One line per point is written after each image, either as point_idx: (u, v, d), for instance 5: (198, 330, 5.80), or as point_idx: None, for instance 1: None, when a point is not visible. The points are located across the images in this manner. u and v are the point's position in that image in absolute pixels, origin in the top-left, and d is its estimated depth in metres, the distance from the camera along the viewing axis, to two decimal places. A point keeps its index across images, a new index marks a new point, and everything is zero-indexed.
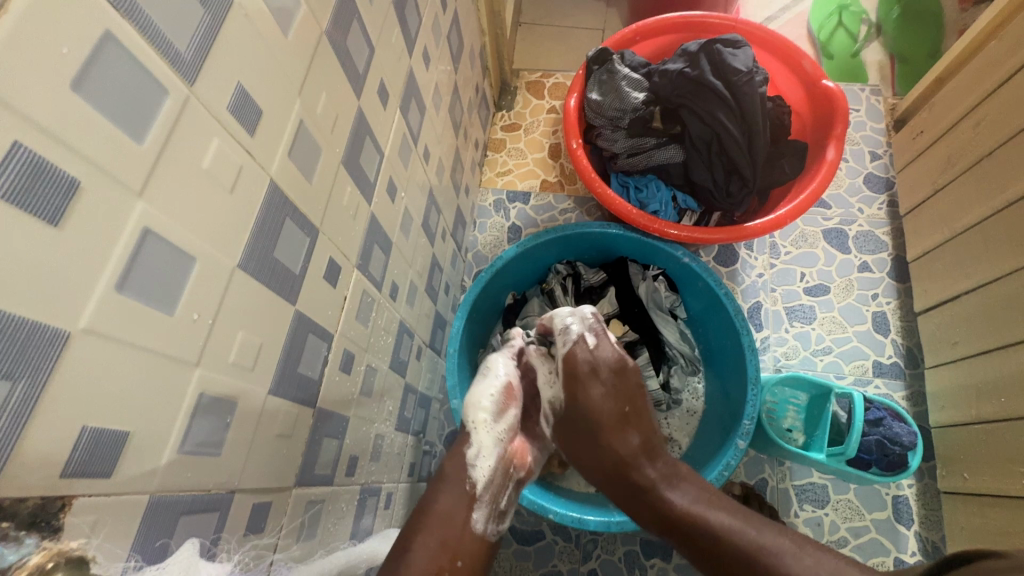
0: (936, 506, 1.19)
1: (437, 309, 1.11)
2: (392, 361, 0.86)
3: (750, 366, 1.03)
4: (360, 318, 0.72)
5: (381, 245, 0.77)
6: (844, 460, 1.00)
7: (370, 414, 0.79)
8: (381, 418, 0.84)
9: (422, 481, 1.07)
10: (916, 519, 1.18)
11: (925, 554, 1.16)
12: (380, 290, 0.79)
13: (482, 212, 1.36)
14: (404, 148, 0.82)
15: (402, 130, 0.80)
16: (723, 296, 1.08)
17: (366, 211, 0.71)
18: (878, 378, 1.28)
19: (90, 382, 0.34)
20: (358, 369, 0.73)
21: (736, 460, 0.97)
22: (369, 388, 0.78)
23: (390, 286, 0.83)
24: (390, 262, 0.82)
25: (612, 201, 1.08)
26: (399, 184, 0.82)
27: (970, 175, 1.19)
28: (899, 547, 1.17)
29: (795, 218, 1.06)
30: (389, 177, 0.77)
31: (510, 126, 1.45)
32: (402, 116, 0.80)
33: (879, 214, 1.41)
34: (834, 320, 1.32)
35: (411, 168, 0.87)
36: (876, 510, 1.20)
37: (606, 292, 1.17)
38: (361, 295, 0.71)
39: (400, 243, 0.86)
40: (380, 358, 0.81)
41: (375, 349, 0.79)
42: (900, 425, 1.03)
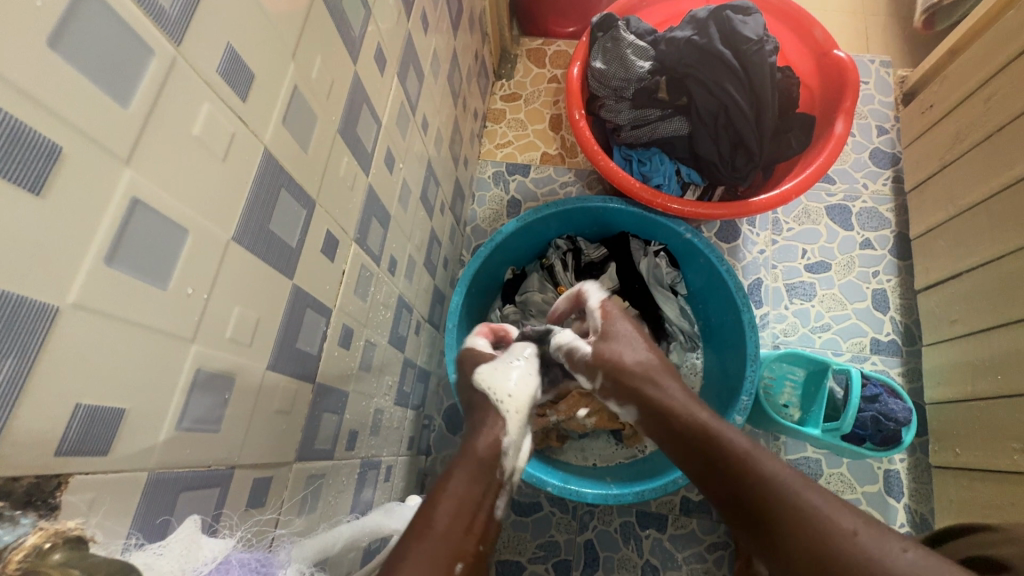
0: (927, 480, 1.31)
1: (436, 284, 1.11)
2: (390, 335, 0.95)
3: (749, 342, 1.02)
4: (360, 292, 0.85)
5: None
6: (838, 436, 0.98)
7: (366, 389, 0.89)
8: (380, 392, 0.91)
9: (422, 454, 1.10)
10: (906, 492, 1.30)
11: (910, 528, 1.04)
12: (378, 264, 0.90)
13: (480, 185, 1.33)
14: (354, 108, 0.77)
15: (399, 99, 0.87)
16: (724, 272, 1.06)
17: (364, 182, 0.83)
18: (875, 354, 1.38)
19: (81, 345, 0.44)
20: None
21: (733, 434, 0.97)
22: (367, 364, 0.89)
23: (389, 260, 0.93)
24: (389, 237, 0.92)
25: (616, 174, 1.04)
26: (397, 155, 0.91)
27: (985, 147, 1.24)
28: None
29: (801, 193, 1.03)
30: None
31: (510, 96, 1.41)
32: (400, 85, 0.87)
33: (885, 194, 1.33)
34: (833, 297, 1.41)
35: (410, 139, 0.94)
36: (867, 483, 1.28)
37: (607, 268, 1.15)
38: (360, 269, 0.85)
39: (399, 216, 0.95)
40: (378, 332, 0.91)
41: (374, 324, 0.91)
42: (895, 401, 0.97)
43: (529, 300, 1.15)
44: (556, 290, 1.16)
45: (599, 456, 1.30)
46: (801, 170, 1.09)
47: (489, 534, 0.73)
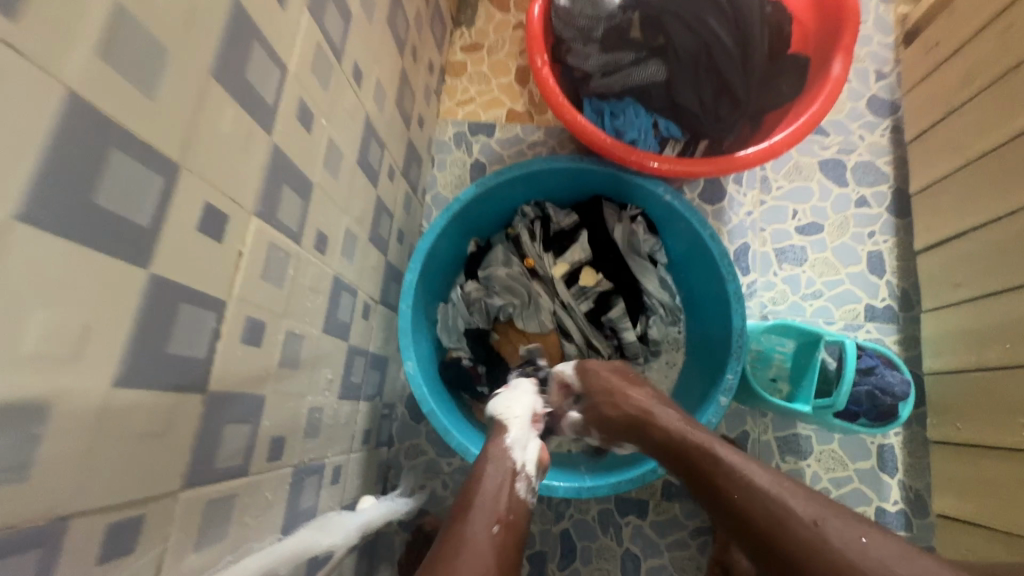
0: (922, 453, 0.97)
1: (389, 261, 0.96)
2: (327, 324, 0.71)
3: (736, 317, 0.87)
4: (271, 277, 0.56)
5: (297, 186, 0.60)
6: (831, 413, 0.88)
7: (299, 387, 0.65)
8: (315, 389, 0.69)
9: (381, 446, 0.99)
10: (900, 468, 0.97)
11: (909, 505, 0.95)
12: (299, 242, 0.61)
13: (440, 147, 1.18)
14: (323, 59, 0.64)
15: (314, 38, 0.61)
16: (708, 237, 0.89)
17: (265, 142, 0.53)
18: (869, 323, 1.04)
19: None
20: (277, 339, 0.58)
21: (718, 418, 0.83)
22: (293, 359, 0.63)
23: (316, 236, 0.66)
24: (312, 207, 0.64)
25: (583, 130, 0.85)
26: (316, 108, 0.63)
27: (934, 79, 1.04)
28: (880, 496, 0.96)
29: (792, 145, 0.84)
30: (302, 99, 0.60)
31: (470, 46, 1.23)
32: (313, 20, 0.60)
33: (882, 140, 1.11)
34: (826, 262, 1.07)
35: (336, 90, 0.68)
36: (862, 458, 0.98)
37: (579, 236, 0.98)
38: (267, 247, 0.55)
39: (325, 183, 0.67)
40: (310, 324, 0.66)
41: (299, 313, 0.63)
42: (894, 373, 0.88)
43: (492, 275, 0.99)
44: (522, 264, 0.98)
45: (573, 440, 1.16)
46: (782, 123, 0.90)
47: (519, 509, 0.64)
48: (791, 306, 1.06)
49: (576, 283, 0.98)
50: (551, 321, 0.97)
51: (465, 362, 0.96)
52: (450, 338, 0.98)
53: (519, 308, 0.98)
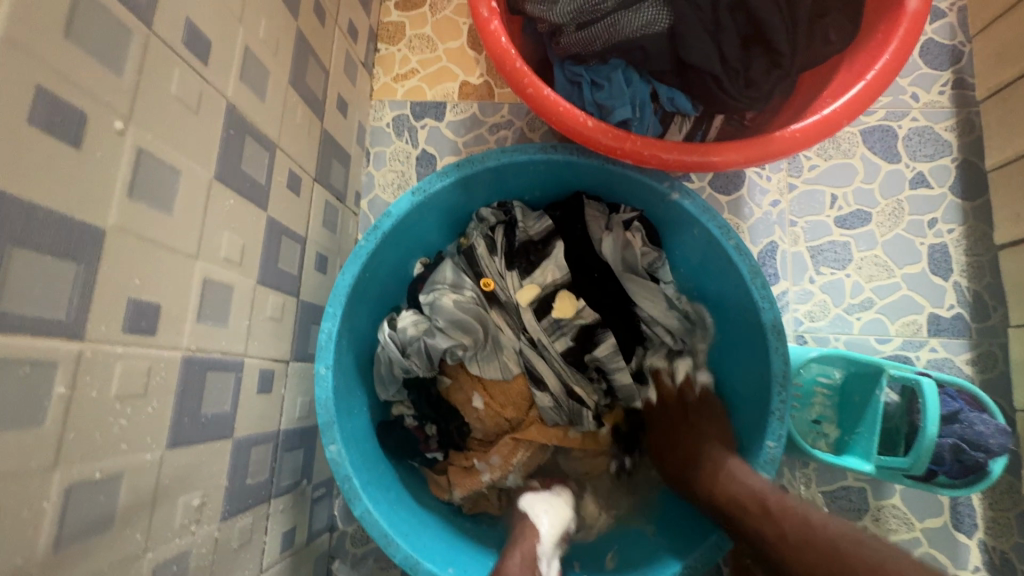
0: (1008, 506, 0.76)
1: (305, 300, 0.70)
2: (178, 433, 0.47)
3: (775, 359, 0.63)
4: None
5: (52, 242, 0.34)
6: (901, 473, 0.68)
7: (122, 553, 0.41)
8: (163, 536, 0.45)
9: (317, 537, 0.76)
10: (981, 525, 0.76)
11: (993, 572, 0.75)
12: (77, 339, 0.36)
13: (376, 137, 0.91)
14: (93, 15, 0.37)
15: None
16: (733, 251, 0.65)
17: None
18: (935, 338, 0.81)
19: None
20: (39, 509, 0.34)
21: None
22: (95, 521, 0.39)
23: (130, 313, 0.41)
24: (108, 271, 0.39)
25: (554, 111, 0.59)
26: (86, 105, 0.37)
27: (1019, 15, 0.78)
28: (956, 563, 0.76)
29: (853, 119, 0.58)
30: (39, 87, 0.34)
31: (408, 1, 0.94)
32: None
33: (942, 100, 0.86)
34: (877, 261, 0.83)
35: (143, 75, 0.42)
36: (928, 516, 0.77)
37: (551, 249, 0.71)
38: None
39: (140, 226, 0.42)
40: (134, 452, 0.42)
41: (90, 448, 0.38)
42: (986, 419, 0.65)
43: (435, 305, 0.70)
44: (477, 285, 0.72)
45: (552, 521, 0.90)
46: (832, 87, 0.64)
47: None
48: (834, 321, 0.83)
49: (549, 315, 0.70)
50: (517, 362, 0.71)
51: (409, 422, 0.73)
52: (387, 391, 0.73)
53: (471, 351, 0.69)
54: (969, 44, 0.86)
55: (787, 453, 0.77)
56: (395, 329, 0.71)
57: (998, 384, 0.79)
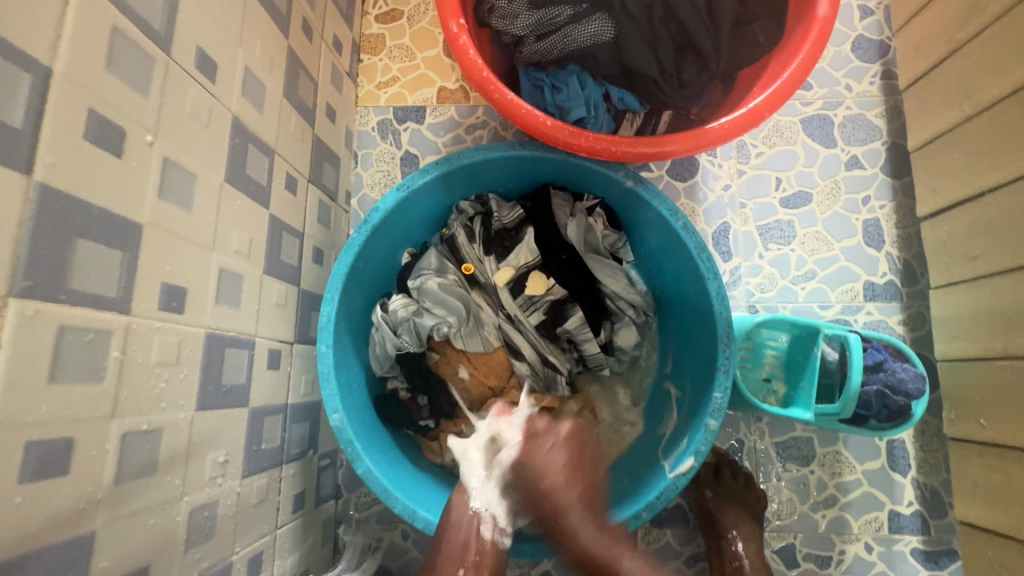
0: (936, 447, 0.86)
1: (305, 289, 0.79)
2: (205, 397, 0.55)
3: (720, 323, 0.72)
4: (62, 374, 0.39)
5: (106, 235, 0.43)
6: (836, 418, 0.77)
7: (165, 496, 0.49)
8: (196, 484, 0.54)
9: (324, 503, 0.84)
10: (913, 464, 0.86)
11: (925, 505, 0.85)
12: (126, 313, 0.45)
13: (363, 141, 0.99)
14: (128, 48, 0.45)
15: (102, 21, 0.43)
16: (681, 230, 0.74)
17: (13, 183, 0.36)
18: (870, 303, 0.91)
19: None
20: (103, 450, 0.43)
21: (708, 445, 0.70)
22: (144, 464, 0.47)
23: (164, 294, 0.49)
24: (146, 259, 0.47)
25: (518, 112, 0.68)
26: (125, 122, 0.45)
27: (933, 10, 0.87)
28: (892, 498, 0.86)
29: (774, 111, 0.68)
30: (91, 110, 0.42)
31: (387, 14, 1.03)
32: None
33: (872, 90, 0.96)
34: (818, 236, 0.93)
35: (166, 95, 0.50)
36: (868, 459, 0.87)
37: (523, 235, 0.79)
38: (51, 330, 0.38)
39: (168, 221, 0.50)
40: (171, 410, 0.50)
41: (139, 404, 0.46)
42: (907, 367, 0.75)
43: (422, 288, 0.79)
44: (459, 270, 0.81)
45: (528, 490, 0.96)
46: (761, 82, 0.74)
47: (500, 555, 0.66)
48: (781, 291, 0.92)
49: (523, 292, 0.79)
50: (497, 336, 0.80)
51: (402, 394, 0.82)
52: (383, 367, 0.82)
53: (456, 327, 0.78)
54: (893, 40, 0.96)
55: (741, 409, 0.86)
56: (388, 312, 0.80)
57: (925, 341, 0.89)
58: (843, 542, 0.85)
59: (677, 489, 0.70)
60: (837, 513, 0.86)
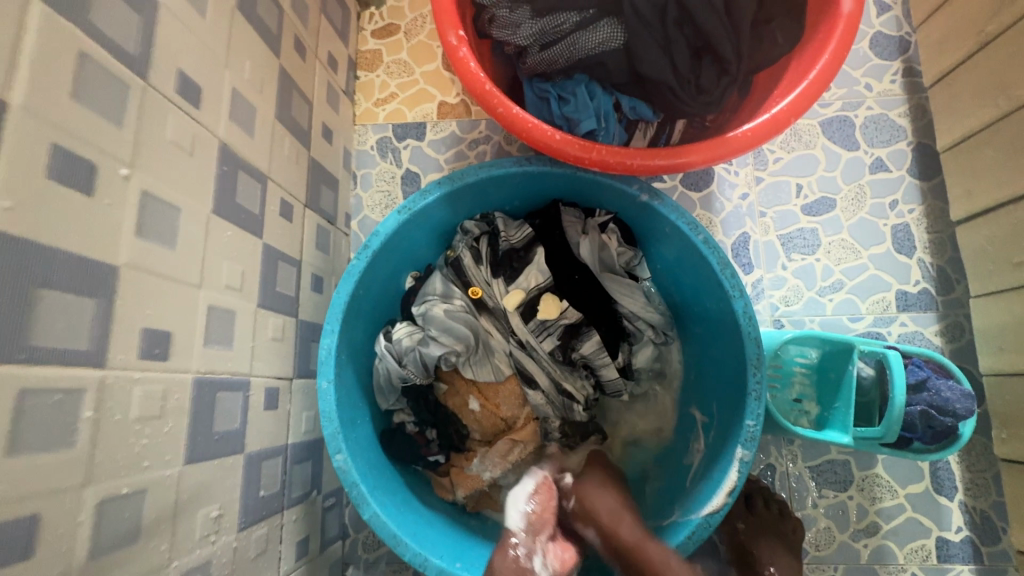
0: (984, 467, 0.80)
1: (304, 320, 0.74)
2: (195, 449, 0.50)
3: (748, 344, 0.67)
4: (23, 443, 0.35)
5: (75, 281, 0.39)
6: (878, 443, 0.71)
7: (150, 563, 0.45)
8: (186, 546, 0.49)
9: (330, 545, 0.79)
10: (960, 487, 0.80)
11: (975, 530, 0.79)
12: (100, 366, 0.40)
13: (362, 160, 0.96)
14: (99, 76, 0.41)
15: (67, 47, 0.39)
16: (702, 245, 0.69)
17: None
18: (903, 314, 0.85)
19: None
20: (75, 523, 0.38)
21: (741, 478, 0.64)
22: (125, 531, 0.42)
23: (145, 340, 0.45)
24: (124, 304, 0.43)
25: (524, 127, 0.64)
26: (96, 157, 0.41)
27: (954, 6, 0.83)
28: (939, 524, 0.80)
29: (799, 115, 0.63)
30: (54, 144, 0.37)
31: (383, 30, 0.99)
32: (60, 16, 0.38)
33: (895, 88, 0.91)
34: (844, 244, 0.88)
35: (143, 124, 0.46)
36: (910, 483, 0.81)
37: (533, 255, 0.75)
38: (9, 396, 0.34)
39: (148, 260, 0.45)
40: (157, 467, 0.45)
41: (116, 466, 0.41)
42: (952, 386, 0.69)
43: (427, 315, 0.74)
44: (466, 294, 0.76)
45: None
46: (781, 85, 0.69)
47: None
48: (807, 304, 0.87)
49: (535, 316, 0.74)
50: (508, 364, 0.75)
51: (410, 428, 0.77)
52: (387, 400, 0.77)
53: (465, 355, 0.73)
54: (914, 35, 0.91)
55: (772, 433, 0.80)
56: (391, 341, 0.76)
57: (966, 352, 0.83)
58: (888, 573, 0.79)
59: (711, 527, 0.65)
60: (879, 541, 0.80)
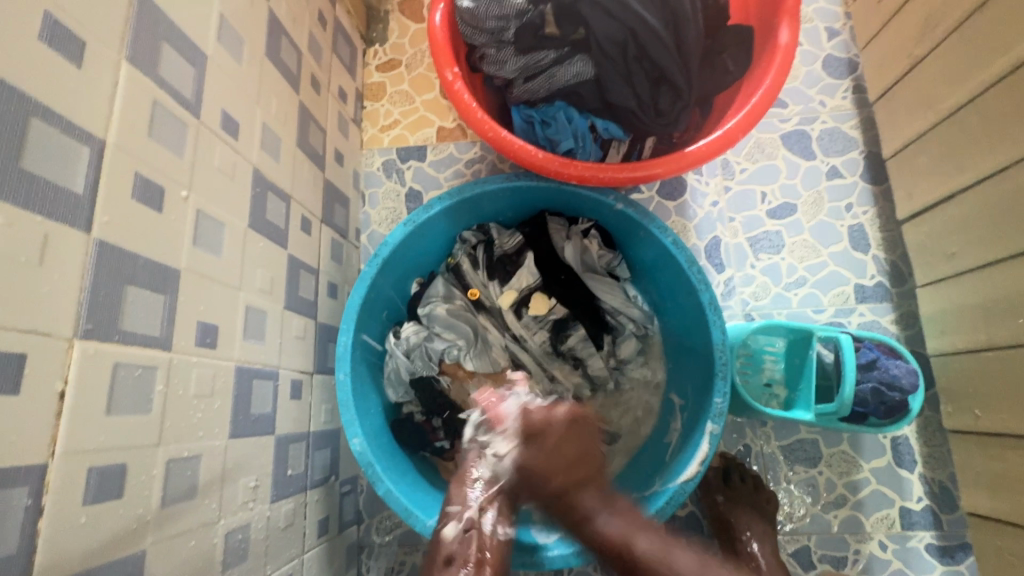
0: (940, 441, 0.88)
1: (322, 322, 0.83)
2: (236, 425, 0.59)
3: (714, 331, 0.76)
4: (116, 406, 0.44)
5: (149, 280, 0.48)
6: (836, 418, 0.80)
7: (204, 519, 0.54)
8: (230, 508, 0.58)
9: (348, 527, 0.87)
10: (919, 460, 0.88)
11: (935, 500, 0.86)
12: (168, 349, 0.50)
13: (369, 180, 1.06)
14: (166, 117, 0.52)
15: (145, 96, 0.49)
16: (671, 246, 0.79)
17: (77, 242, 0.42)
18: (861, 305, 0.94)
19: None
20: (151, 475, 0.47)
21: (712, 448, 0.73)
22: (186, 488, 0.51)
23: (200, 331, 0.54)
24: (185, 300, 0.52)
25: (511, 147, 0.74)
26: (164, 182, 0.51)
27: (890, 31, 0.93)
28: (902, 495, 0.87)
29: (746, 132, 0.73)
30: (136, 172, 0.47)
31: (387, 64, 1.11)
32: (140, 73, 0.49)
33: (845, 104, 1.01)
34: (806, 244, 0.97)
35: (197, 153, 0.56)
36: (874, 458, 0.89)
37: (523, 259, 0.84)
38: (107, 368, 0.43)
39: (201, 265, 0.55)
40: (208, 438, 0.54)
41: (179, 432, 0.50)
42: (898, 364, 0.78)
43: (432, 315, 0.85)
44: (465, 296, 0.86)
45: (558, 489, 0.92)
46: (734, 107, 0.80)
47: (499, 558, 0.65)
48: (775, 299, 0.96)
49: (526, 313, 0.84)
50: (504, 356, 0.85)
51: (418, 417, 0.86)
52: (397, 392, 0.86)
53: (465, 349, 0.84)
54: (860, 56, 1.02)
55: (745, 415, 0.89)
56: (400, 339, 0.85)
57: (919, 338, 0.92)
58: (858, 542, 0.87)
59: (686, 493, 0.73)
60: (849, 513, 0.87)
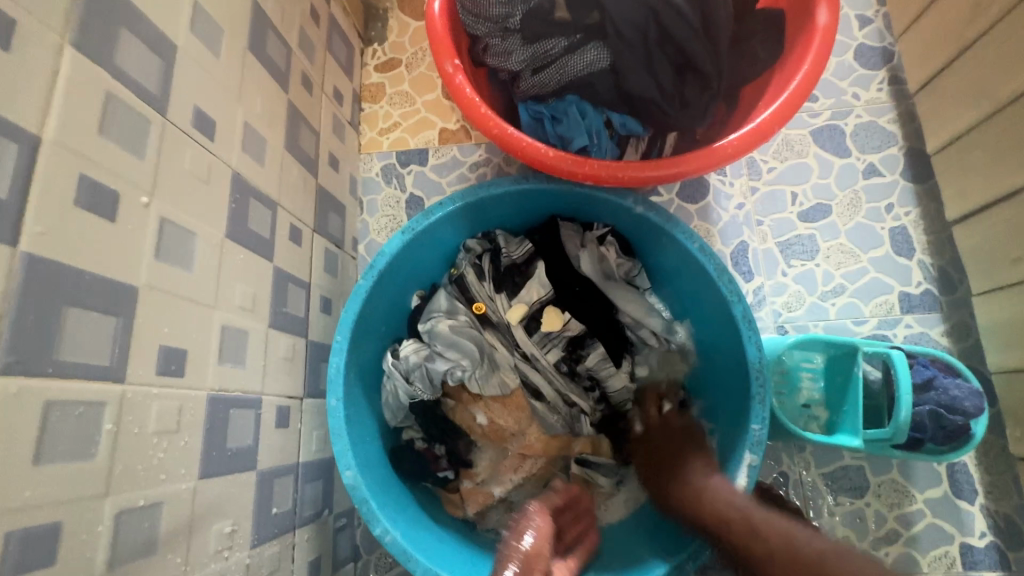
0: (1003, 468, 0.78)
1: (313, 340, 0.76)
2: (209, 463, 0.52)
3: (749, 347, 0.68)
4: (49, 453, 0.37)
5: (97, 300, 0.41)
6: (888, 444, 0.71)
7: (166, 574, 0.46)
8: (201, 559, 0.50)
9: (343, 565, 0.79)
10: (979, 489, 0.78)
11: (999, 535, 0.77)
12: (120, 381, 0.42)
13: (367, 187, 0.99)
14: (124, 115, 0.45)
15: (96, 89, 0.43)
16: (698, 252, 0.71)
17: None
18: (908, 315, 0.85)
19: None
20: (95, 531, 0.40)
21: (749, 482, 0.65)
22: (143, 541, 0.44)
23: (163, 356, 0.47)
24: (144, 322, 0.45)
25: (519, 145, 0.67)
26: (121, 188, 0.44)
27: (933, 16, 0.85)
28: (961, 530, 0.78)
29: (784, 123, 0.65)
30: (83, 176, 0.41)
31: (386, 64, 1.04)
32: (91, 64, 0.42)
33: (881, 96, 0.93)
34: (843, 248, 0.89)
35: (162, 155, 0.49)
36: (928, 487, 0.79)
37: (534, 268, 0.77)
38: (36, 408, 0.36)
39: (165, 280, 0.48)
40: (172, 481, 0.47)
41: (133, 476, 0.43)
42: (960, 384, 0.69)
43: (433, 332, 0.76)
44: (470, 310, 0.78)
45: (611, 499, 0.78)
46: (765, 97, 0.72)
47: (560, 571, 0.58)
48: (810, 310, 0.87)
49: (538, 330, 0.77)
50: (514, 377, 0.77)
51: (419, 444, 0.78)
52: (396, 417, 0.78)
53: (471, 370, 0.74)
54: (897, 45, 0.94)
55: (781, 440, 0.80)
56: (399, 358, 0.77)
57: (974, 352, 0.83)
58: None
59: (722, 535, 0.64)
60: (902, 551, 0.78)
